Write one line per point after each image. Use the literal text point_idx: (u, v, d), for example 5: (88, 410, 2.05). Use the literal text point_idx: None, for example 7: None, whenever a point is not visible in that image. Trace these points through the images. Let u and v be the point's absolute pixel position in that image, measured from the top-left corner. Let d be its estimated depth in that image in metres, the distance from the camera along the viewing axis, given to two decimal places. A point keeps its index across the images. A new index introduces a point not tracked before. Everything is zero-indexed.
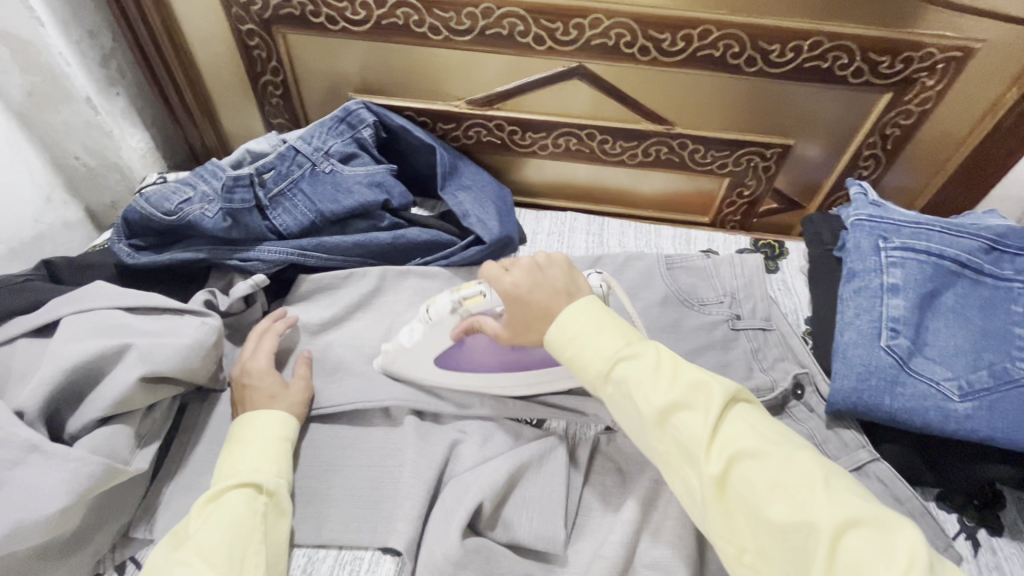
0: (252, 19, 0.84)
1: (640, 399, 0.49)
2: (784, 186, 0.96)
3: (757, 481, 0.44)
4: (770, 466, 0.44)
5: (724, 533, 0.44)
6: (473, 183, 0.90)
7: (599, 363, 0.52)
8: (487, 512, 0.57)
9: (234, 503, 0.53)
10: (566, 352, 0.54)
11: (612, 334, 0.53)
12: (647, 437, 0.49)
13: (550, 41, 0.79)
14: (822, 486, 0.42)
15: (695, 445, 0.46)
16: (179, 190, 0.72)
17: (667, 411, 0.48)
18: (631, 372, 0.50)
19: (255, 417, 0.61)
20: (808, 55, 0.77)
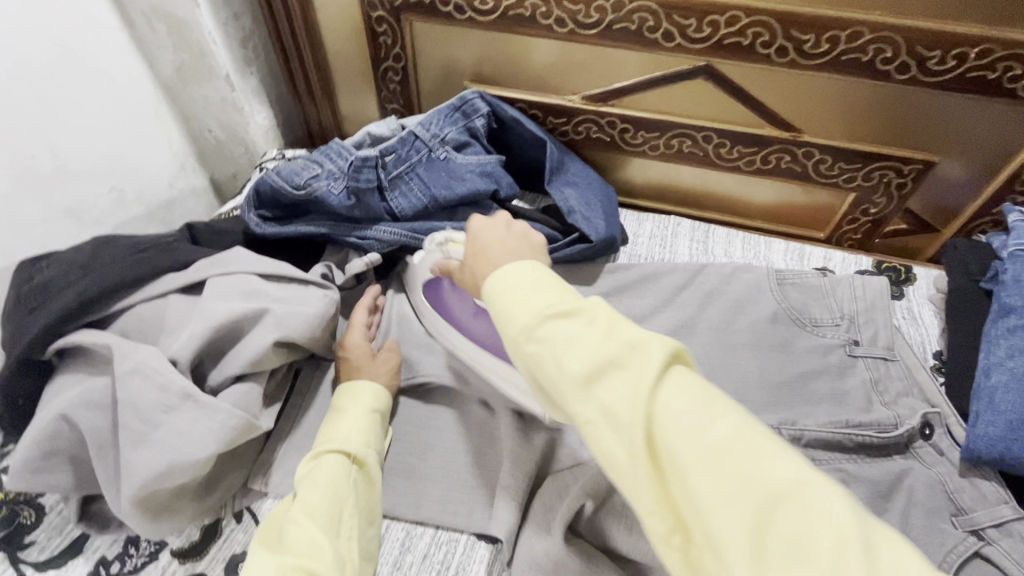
0: (384, 6, 0.87)
1: (558, 360, 0.40)
2: (918, 208, 0.88)
3: (683, 453, 0.35)
4: (696, 431, 0.35)
5: (648, 505, 0.36)
6: (579, 180, 0.89)
7: (528, 318, 0.42)
8: (588, 514, 0.57)
9: (332, 467, 0.54)
10: (497, 306, 0.45)
11: (538, 293, 0.44)
12: (566, 404, 0.40)
13: (679, 38, 0.77)
14: (750, 460, 0.33)
15: (618, 411, 0.37)
16: (308, 167, 0.76)
17: (596, 372, 0.38)
18: (561, 334, 0.40)
19: (352, 389, 0.62)
20: (974, 64, 0.70)
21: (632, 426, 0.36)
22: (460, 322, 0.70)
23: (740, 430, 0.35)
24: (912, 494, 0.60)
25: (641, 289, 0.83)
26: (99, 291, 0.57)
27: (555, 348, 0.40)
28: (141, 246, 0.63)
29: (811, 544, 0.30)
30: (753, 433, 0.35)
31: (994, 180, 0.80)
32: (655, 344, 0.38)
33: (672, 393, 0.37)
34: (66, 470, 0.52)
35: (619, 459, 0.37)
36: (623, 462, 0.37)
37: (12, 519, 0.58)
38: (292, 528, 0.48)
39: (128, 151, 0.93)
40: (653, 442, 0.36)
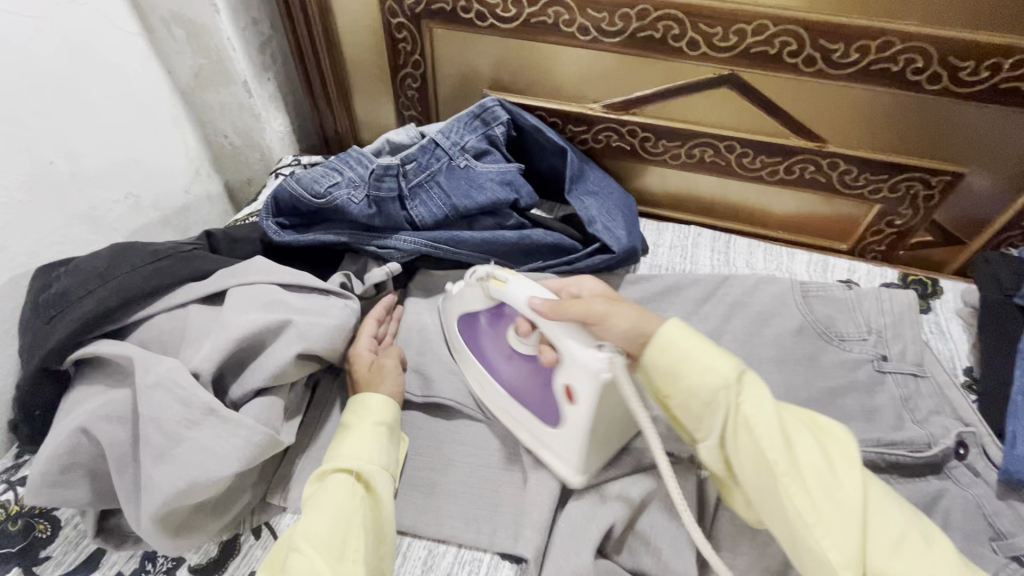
0: (404, 13, 0.86)
1: (760, 428, 0.46)
2: (944, 220, 0.86)
3: (878, 527, 0.44)
4: (884, 507, 0.46)
5: (842, 554, 0.43)
6: (599, 190, 0.88)
7: (720, 379, 0.48)
8: (616, 534, 0.55)
9: (335, 488, 0.52)
10: (672, 365, 0.50)
11: (723, 357, 0.50)
12: (744, 459, 0.48)
13: (705, 47, 0.76)
14: (943, 551, 0.44)
15: (830, 480, 0.45)
16: (328, 174, 0.75)
17: (792, 442, 0.47)
18: (750, 398, 0.48)
19: (358, 404, 0.60)
20: (1007, 76, 0.69)
21: (844, 498, 0.45)
22: (493, 361, 0.65)
23: (928, 528, 0.45)
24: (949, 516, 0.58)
25: (662, 301, 0.82)
26: (119, 300, 0.56)
27: (756, 414, 0.47)
28: (159, 255, 0.62)
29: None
30: (913, 523, 0.45)
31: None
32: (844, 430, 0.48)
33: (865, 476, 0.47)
34: (84, 485, 0.51)
35: (828, 520, 0.44)
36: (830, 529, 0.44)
37: (27, 533, 0.57)
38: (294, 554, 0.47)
39: (144, 156, 0.92)
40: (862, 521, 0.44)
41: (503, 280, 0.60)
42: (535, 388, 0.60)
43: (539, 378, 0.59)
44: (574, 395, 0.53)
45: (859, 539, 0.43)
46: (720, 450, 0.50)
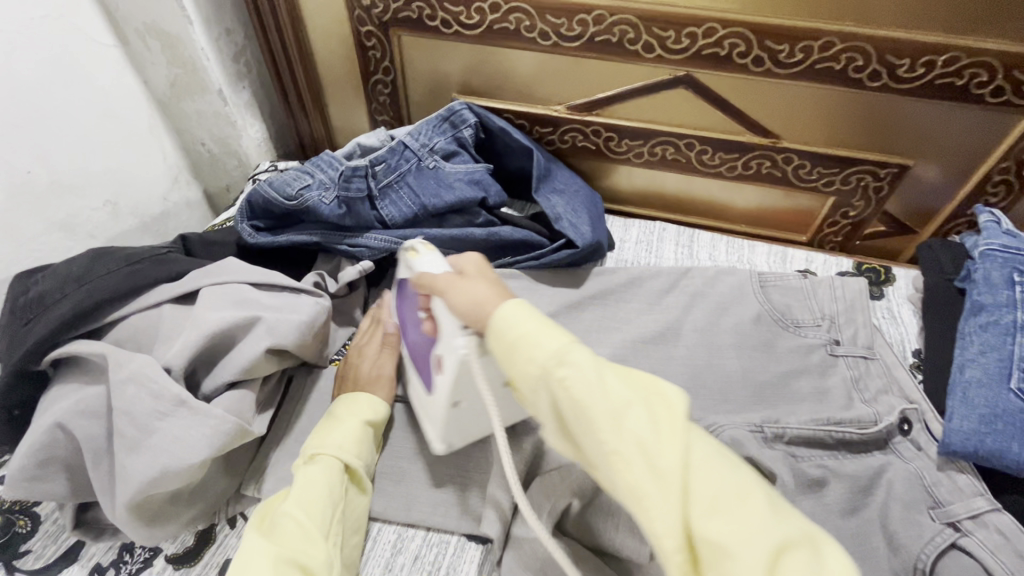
0: (373, 21, 0.89)
1: (582, 399, 0.42)
2: (895, 210, 0.90)
3: (701, 492, 0.39)
4: (715, 466, 0.41)
5: (662, 529, 0.38)
6: (565, 188, 0.91)
7: (543, 357, 0.44)
8: (575, 511, 0.58)
9: (328, 470, 0.56)
10: (502, 341, 0.47)
11: (551, 327, 0.46)
12: (580, 436, 0.43)
13: (659, 50, 0.79)
14: (768, 508, 0.38)
15: (653, 450, 0.40)
16: (299, 177, 0.77)
17: (619, 410, 0.42)
18: (573, 371, 0.44)
19: (354, 399, 0.63)
20: (941, 72, 0.72)
21: (664, 461, 0.40)
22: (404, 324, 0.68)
23: (760, 487, 0.39)
24: (891, 488, 0.61)
25: (626, 293, 0.85)
26: (94, 302, 0.58)
27: (574, 384, 0.43)
28: (134, 258, 0.64)
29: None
30: (750, 482, 0.40)
31: (971, 176, 0.82)
32: (675, 390, 0.44)
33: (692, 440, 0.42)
34: (62, 478, 0.53)
35: (647, 493, 0.39)
36: (653, 496, 0.39)
37: (8, 528, 0.59)
38: (286, 519, 0.51)
39: (122, 164, 0.94)
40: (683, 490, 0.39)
41: (417, 252, 0.61)
42: (423, 356, 0.62)
43: (426, 344, 0.63)
44: (441, 367, 0.56)
45: (679, 507, 0.39)
46: (557, 428, 0.46)
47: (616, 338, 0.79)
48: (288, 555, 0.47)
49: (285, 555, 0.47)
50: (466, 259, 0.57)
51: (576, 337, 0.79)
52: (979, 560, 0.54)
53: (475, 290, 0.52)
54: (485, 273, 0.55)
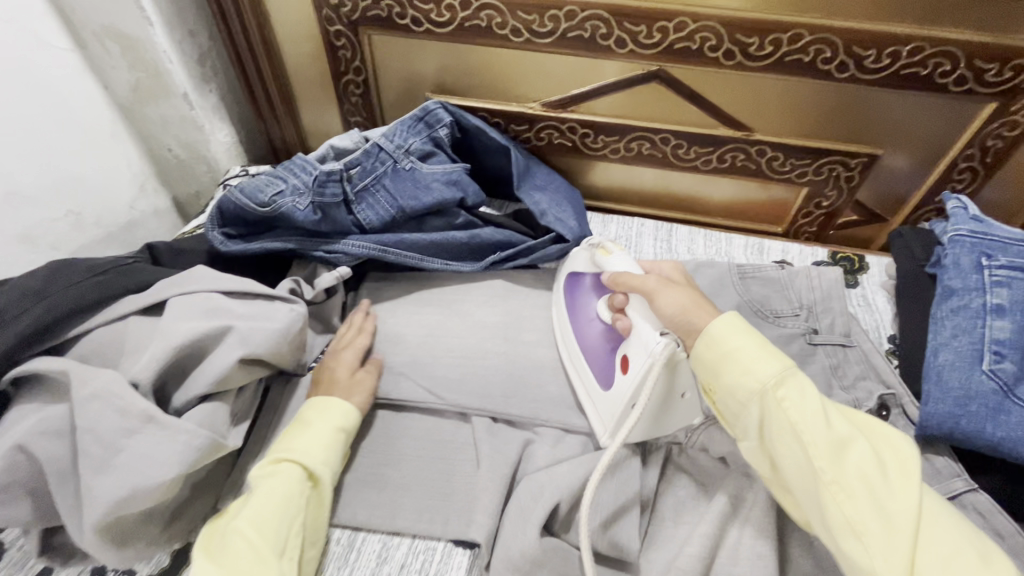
0: (341, 20, 0.87)
1: (800, 423, 0.49)
2: (867, 199, 0.92)
3: (931, 543, 0.43)
4: (946, 520, 0.45)
5: (884, 566, 0.43)
6: (546, 184, 0.91)
7: (764, 376, 0.51)
8: (563, 513, 0.57)
9: (285, 481, 0.54)
10: (721, 357, 0.54)
11: (775, 356, 0.53)
12: (788, 457, 0.49)
13: (631, 45, 0.79)
14: (991, 566, 0.42)
15: (880, 489, 0.46)
16: (272, 183, 0.75)
17: (843, 447, 0.48)
18: (791, 394, 0.50)
19: (320, 403, 0.61)
20: (906, 61, 0.74)
21: (893, 506, 0.45)
22: (574, 324, 0.72)
23: (990, 548, 0.43)
24: None
25: None
26: (54, 316, 0.56)
27: (790, 407, 0.50)
28: (96, 269, 0.61)
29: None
30: (974, 544, 0.44)
31: (940, 162, 0.84)
32: (902, 438, 0.49)
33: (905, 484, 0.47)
34: (25, 502, 0.51)
35: (868, 526, 0.44)
36: (877, 537, 0.44)
37: None
38: (232, 537, 0.50)
39: (84, 173, 0.91)
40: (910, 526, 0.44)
41: (609, 252, 0.71)
42: (599, 357, 0.66)
43: (606, 342, 0.67)
44: (629, 365, 0.61)
45: (906, 552, 0.43)
46: (760, 443, 0.52)
47: None
48: None
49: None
50: (667, 267, 0.66)
51: None
52: None
53: (675, 300, 0.59)
54: (681, 282, 0.63)
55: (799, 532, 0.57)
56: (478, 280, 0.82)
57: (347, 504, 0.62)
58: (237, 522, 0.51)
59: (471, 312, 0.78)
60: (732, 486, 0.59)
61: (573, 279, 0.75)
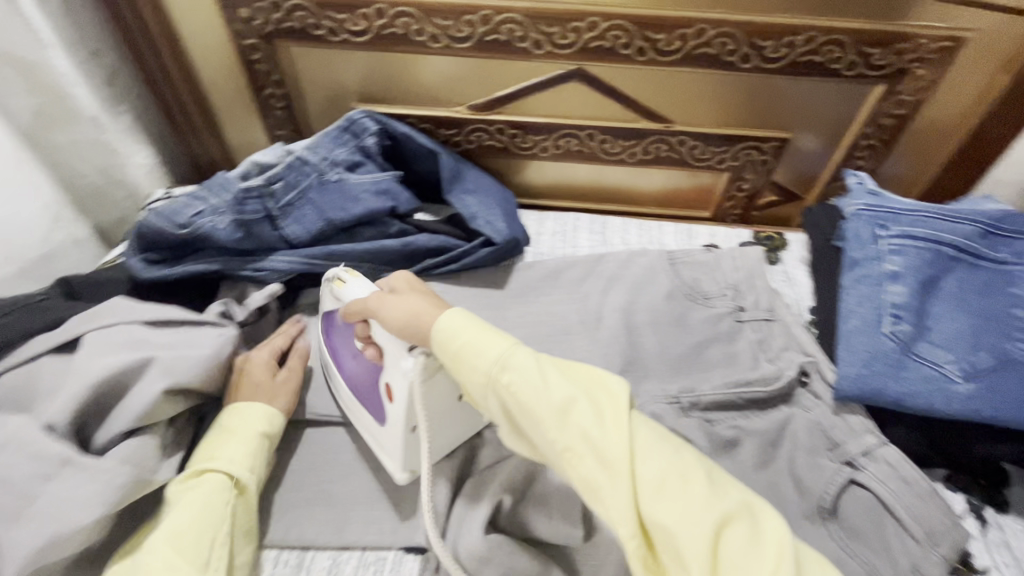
0: (254, 33, 0.85)
1: (534, 403, 0.49)
2: (783, 179, 0.97)
3: (648, 474, 0.45)
4: (660, 450, 0.47)
5: (614, 515, 0.45)
6: (477, 188, 0.92)
7: (489, 365, 0.51)
8: (507, 508, 0.59)
9: (206, 492, 0.54)
10: (452, 348, 0.52)
11: (501, 335, 0.53)
12: (532, 433, 0.50)
13: (548, 46, 0.81)
14: (708, 484, 0.44)
15: (594, 436, 0.47)
16: (190, 204, 0.73)
17: (567, 409, 0.48)
18: (516, 374, 0.50)
19: (241, 408, 0.61)
20: (802, 50, 0.79)
21: (610, 453, 0.46)
22: (337, 365, 0.67)
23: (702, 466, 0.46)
24: (795, 438, 0.67)
25: (546, 287, 0.88)
26: None
27: (521, 390, 0.49)
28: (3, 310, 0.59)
29: (757, 548, 0.41)
30: (682, 463, 0.46)
31: (843, 141, 0.90)
32: (619, 383, 0.50)
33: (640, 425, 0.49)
34: None
35: (601, 484, 0.46)
36: (603, 488, 0.46)
37: None
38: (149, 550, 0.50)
39: None
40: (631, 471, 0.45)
41: (343, 281, 0.64)
42: (368, 394, 0.63)
43: (367, 376, 0.63)
44: (393, 395, 0.58)
45: (628, 494, 0.45)
46: (514, 428, 0.52)
47: (540, 332, 0.80)
48: None
49: None
50: (395, 277, 0.61)
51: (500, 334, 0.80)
52: (873, 492, 0.62)
53: (395, 310, 0.56)
54: (413, 287, 0.60)
55: None
56: None
57: (295, 524, 0.61)
58: (153, 537, 0.51)
59: None
60: None
61: (328, 320, 0.69)
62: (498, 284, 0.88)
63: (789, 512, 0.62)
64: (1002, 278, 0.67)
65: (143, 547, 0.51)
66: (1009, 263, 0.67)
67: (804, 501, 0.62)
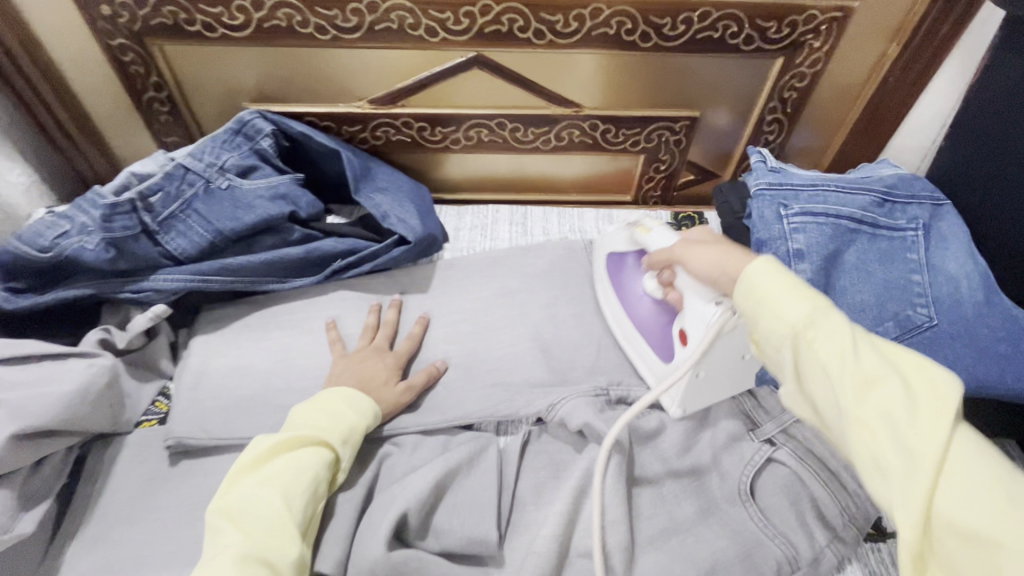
0: (122, 32, 0.78)
1: (824, 366, 0.39)
2: (698, 158, 0.97)
3: (963, 487, 0.33)
4: (990, 467, 0.34)
5: (904, 514, 0.34)
6: (389, 185, 0.86)
7: (789, 314, 0.41)
8: (415, 522, 0.55)
9: (316, 462, 0.55)
10: (753, 295, 0.43)
11: (808, 290, 0.42)
12: (819, 401, 0.40)
13: (442, 33, 0.78)
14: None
15: (903, 422, 0.36)
16: (55, 224, 0.65)
17: (873, 386, 0.37)
18: (823, 334, 0.39)
19: (348, 393, 0.62)
20: (699, 27, 0.78)
21: (918, 448, 0.35)
22: (626, 304, 0.73)
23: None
24: (715, 423, 0.65)
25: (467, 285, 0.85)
26: None
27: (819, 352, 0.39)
28: None
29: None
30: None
31: (753, 115, 0.90)
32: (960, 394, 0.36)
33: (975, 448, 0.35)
34: None
35: (895, 473, 0.35)
36: (892, 480, 0.35)
37: None
38: (255, 500, 0.51)
39: None
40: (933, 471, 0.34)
41: (647, 228, 0.70)
42: (654, 332, 0.69)
43: (662, 315, 0.69)
44: (686, 338, 0.62)
45: (926, 494, 0.34)
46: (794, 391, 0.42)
47: (462, 330, 0.77)
48: (255, 553, 0.47)
49: (257, 546, 0.48)
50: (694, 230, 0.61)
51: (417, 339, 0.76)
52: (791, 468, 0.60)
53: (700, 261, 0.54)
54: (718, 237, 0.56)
55: (646, 486, 0.60)
56: (325, 295, 0.79)
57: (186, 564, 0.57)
58: (262, 488, 0.52)
59: (322, 329, 0.76)
60: (586, 460, 0.60)
61: (616, 257, 0.77)
62: (417, 287, 0.82)
63: (709, 496, 0.60)
64: (900, 244, 0.68)
65: (246, 493, 0.52)
66: (905, 228, 0.68)
67: (724, 485, 0.60)
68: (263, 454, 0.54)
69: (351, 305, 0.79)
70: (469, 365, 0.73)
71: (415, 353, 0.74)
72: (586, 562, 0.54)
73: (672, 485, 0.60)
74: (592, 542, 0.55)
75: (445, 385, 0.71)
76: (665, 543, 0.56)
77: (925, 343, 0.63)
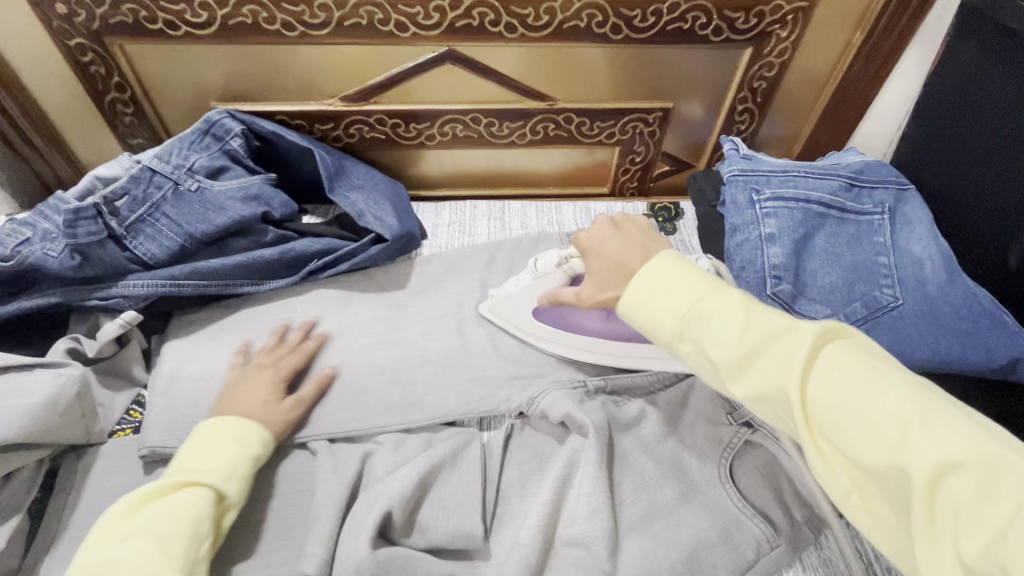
0: (80, 32, 0.75)
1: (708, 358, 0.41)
2: (673, 149, 0.99)
3: (848, 427, 0.35)
4: (864, 393, 0.35)
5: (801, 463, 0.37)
6: (364, 183, 0.85)
7: (670, 324, 0.43)
8: (399, 520, 0.55)
9: (195, 504, 0.50)
10: (641, 317, 0.45)
11: (686, 289, 0.44)
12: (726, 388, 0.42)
13: (412, 27, 0.77)
14: (915, 430, 0.32)
15: (776, 389, 0.37)
16: (16, 231, 0.64)
17: (748, 362, 0.39)
18: (703, 330, 0.41)
19: (227, 423, 0.58)
20: (669, 18, 0.78)
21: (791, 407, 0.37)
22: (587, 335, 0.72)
23: (911, 392, 0.34)
24: (697, 408, 0.66)
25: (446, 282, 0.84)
26: None
27: (706, 347, 0.40)
28: None
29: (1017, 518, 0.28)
30: (897, 406, 0.34)
31: (725, 105, 0.91)
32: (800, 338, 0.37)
33: (831, 366, 0.36)
34: None
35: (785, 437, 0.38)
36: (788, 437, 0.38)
37: None
38: (123, 553, 0.45)
39: None
40: (802, 420, 0.36)
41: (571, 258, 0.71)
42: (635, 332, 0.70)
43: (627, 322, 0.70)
44: None
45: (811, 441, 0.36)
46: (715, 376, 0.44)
47: (442, 326, 0.77)
48: None
49: None
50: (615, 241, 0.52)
51: (397, 336, 0.75)
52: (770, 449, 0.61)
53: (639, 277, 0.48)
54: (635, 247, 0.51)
55: (630, 471, 0.61)
56: (302, 296, 0.78)
57: None
58: (133, 538, 0.46)
59: (300, 331, 0.75)
60: (567, 450, 0.60)
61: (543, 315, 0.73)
62: (398, 285, 0.81)
63: (691, 480, 0.61)
64: (867, 228, 0.70)
65: (109, 551, 0.46)
66: (872, 213, 0.70)
67: (705, 468, 0.61)
68: (130, 505, 0.48)
69: (327, 306, 0.77)
70: (443, 358, 0.73)
71: (398, 351, 0.74)
72: (572, 551, 0.55)
73: (655, 470, 0.61)
74: (576, 530, 0.55)
75: (426, 382, 0.71)
76: (649, 527, 0.57)
77: (892, 323, 0.64)
